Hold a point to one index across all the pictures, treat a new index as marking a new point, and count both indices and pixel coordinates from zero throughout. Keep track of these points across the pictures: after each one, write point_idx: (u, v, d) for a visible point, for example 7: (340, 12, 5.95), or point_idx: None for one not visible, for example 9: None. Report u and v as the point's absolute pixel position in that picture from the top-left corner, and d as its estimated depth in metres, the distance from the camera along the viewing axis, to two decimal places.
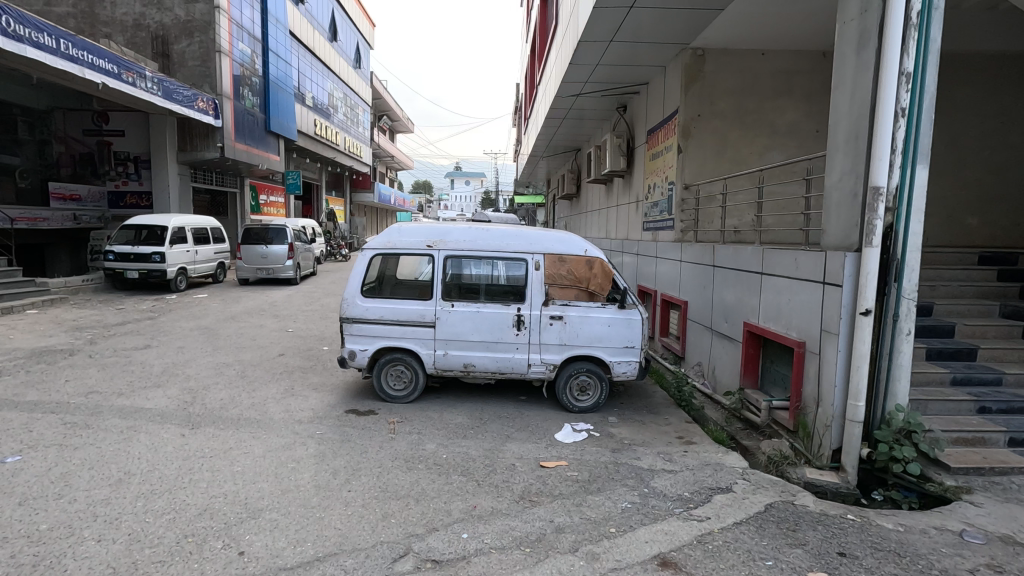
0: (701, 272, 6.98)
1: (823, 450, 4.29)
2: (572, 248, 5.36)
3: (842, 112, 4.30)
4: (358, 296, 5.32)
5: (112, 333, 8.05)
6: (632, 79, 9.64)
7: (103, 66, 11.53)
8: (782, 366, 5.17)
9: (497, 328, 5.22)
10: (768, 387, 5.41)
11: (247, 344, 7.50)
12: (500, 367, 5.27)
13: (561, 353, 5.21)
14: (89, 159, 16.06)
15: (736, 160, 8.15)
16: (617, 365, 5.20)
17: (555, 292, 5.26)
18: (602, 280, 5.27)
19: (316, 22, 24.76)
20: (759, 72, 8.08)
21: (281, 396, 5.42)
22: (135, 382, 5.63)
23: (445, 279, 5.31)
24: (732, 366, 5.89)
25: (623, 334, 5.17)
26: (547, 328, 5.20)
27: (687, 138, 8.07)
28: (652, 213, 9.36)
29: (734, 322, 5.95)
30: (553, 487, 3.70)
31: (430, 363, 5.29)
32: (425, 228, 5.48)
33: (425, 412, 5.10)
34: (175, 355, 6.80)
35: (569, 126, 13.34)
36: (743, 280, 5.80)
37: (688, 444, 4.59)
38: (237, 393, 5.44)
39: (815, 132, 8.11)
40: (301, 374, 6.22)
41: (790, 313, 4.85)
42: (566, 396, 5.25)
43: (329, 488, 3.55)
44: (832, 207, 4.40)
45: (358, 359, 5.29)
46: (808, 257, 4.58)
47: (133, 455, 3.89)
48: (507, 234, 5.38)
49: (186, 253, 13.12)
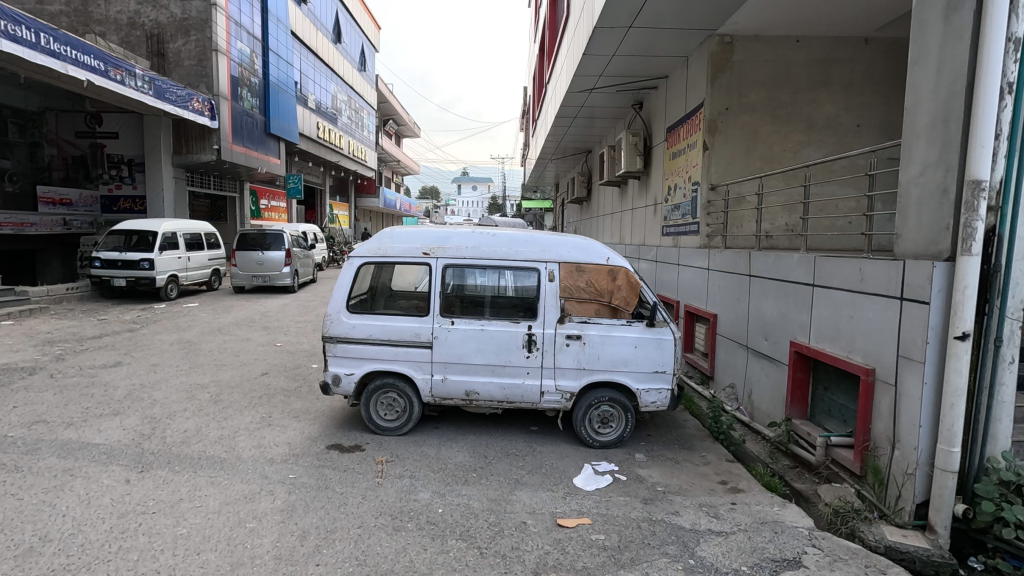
0: (733, 283, 6.20)
1: (902, 504, 3.54)
2: (592, 256, 4.60)
3: (925, 92, 3.53)
4: (343, 312, 4.60)
5: (84, 348, 7.37)
6: (649, 71, 8.88)
7: (88, 63, 10.91)
8: (839, 396, 4.38)
9: (505, 351, 4.48)
10: (820, 419, 4.63)
11: (229, 362, 6.77)
12: (508, 395, 4.52)
13: (579, 379, 4.47)
14: (82, 162, 15.57)
15: (769, 158, 7.40)
16: (645, 393, 4.45)
17: (572, 307, 4.52)
18: (627, 293, 4.51)
19: (320, 23, 24.33)
20: (794, 61, 7.32)
21: (256, 426, 4.70)
22: (91, 410, 4.92)
23: (444, 291, 4.57)
24: (776, 392, 5.13)
25: (652, 356, 4.42)
26: (563, 349, 4.45)
27: (713, 134, 7.33)
28: (673, 217, 8.60)
29: (778, 341, 5.17)
30: (574, 558, 2.94)
31: (427, 390, 4.56)
32: (423, 232, 4.74)
33: (420, 449, 4.35)
34: (146, 374, 6.08)
35: (580, 125, 12.57)
36: (789, 292, 5.02)
37: (733, 492, 3.81)
38: (205, 423, 4.71)
39: (856, 127, 7.32)
40: (283, 398, 5.48)
41: (854, 333, 4.08)
42: (585, 428, 4.49)
43: (292, 561, 2.81)
44: (910, 206, 3.63)
45: (344, 385, 4.58)
46: (878, 267, 3.83)
47: (58, 513, 3.17)
48: (517, 238, 4.63)
49: (177, 260, 12.48)
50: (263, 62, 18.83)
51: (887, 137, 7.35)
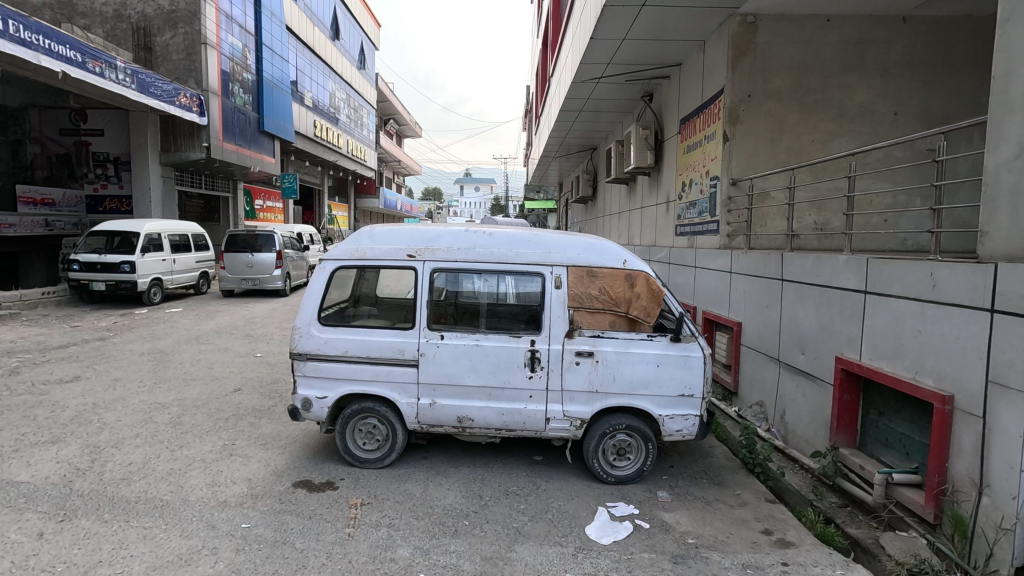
0: (761, 288, 5.51)
1: (994, 566, 2.86)
2: (607, 258, 3.90)
3: (1022, 55, 2.86)
4: (314, 324, 3.94)
5: (44, 360, 6.72)
6: (659, 58, 8.22)
7: (63, 53, 10.30)
8: (900, 424, 3.70)
9: (503, 370, 3.81)
10: (874, 449, 3.96)
11: (199, 377, 6.09)
12: (508, 422, 3.85)
13: (591, 404, 3.79)
14: (66, 161, 15.01)
15: (795, 151, 6.70)
16: (668, 421, 3.78)
17: (583, 318, 3.84)
18: (647, 303, 3.84)
19: (316, 19, 23.74)
20: (824, 42, 6.62)
21: (214, 457, 4.03)
22: (27, 437, 4.26)
23: (433, 299, 3.90)
24: (817, 415, 4.45)
25: (676, 377, 3.75)
26: (572, 368, 3.78)
27: (735, 124, 6.65)
28: (688, 215, 7.92)
29: (819, 356, 4.48)
30: None
31: (412, 416, 3.90)
32: (408, 230, 4.06)
33: (402, 487, 3.67)
34: (103, 391, 5.43)
35: (585, 119, 11.92)
36: (832, 300, 4.33)
37: (781, 547, 3.12)
38: (155, 454, 4.04)
39: (892, 115, 6.67)
40: (252, 421, 4.81)
41: (922, 350, 3.39)
42: (599, 461, 3.82)
43: None
44: (1001, 197, 2.97)
45: (316, 410, 3.92)
46: (957, 272, 3.14)
47: None
48: (517, 238, 3.95)
49: (161, 262, 11.86)
50: (257, 57, 18.26)
51: (927, 125, 6.66)
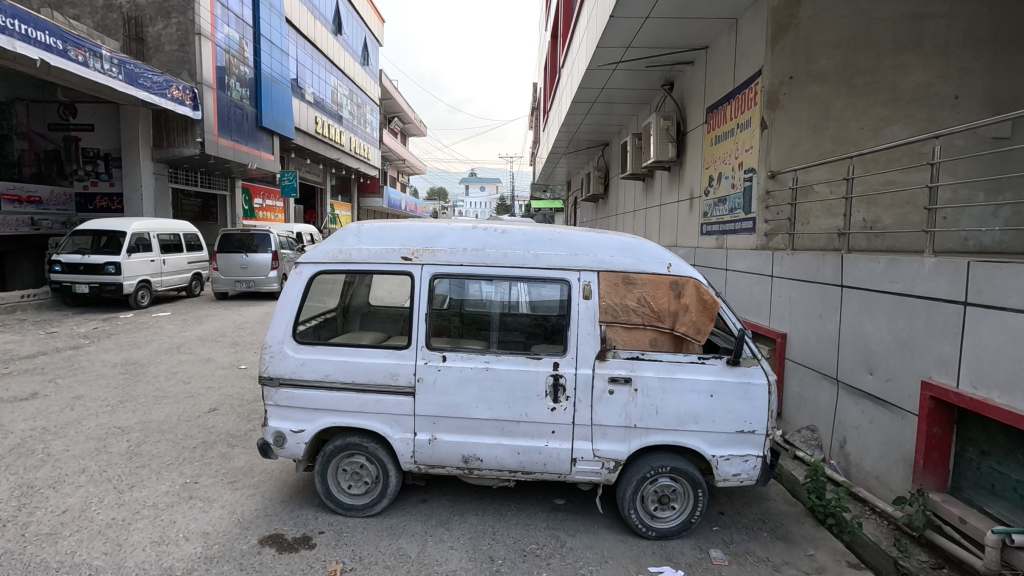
0: (814, 294, 4.75)
1: None
2: (647, 262, 3.18)
3: None
4: (288, 343, 3.23)
5: (5, 372, 6.06)
6: (682, 40, 7.50)
7: (44, 40, 9.68)
8: (1015, 470, 2.96)
9: (519, 400, 3.09)
10: (974, 496, 3.23)
11: (171, 394, 5.40)
12: (524, 463, 3.13)
13: (627, 441, 3.07)
14: (55, 157, 14.49)
15: (843, 140, 5.91)
16: (723, 463, 3.05)
17: (617, 336, 3.13)
18: (696, 317, 3.12)
19: (318, 13, 23.13)
20: (876, 17, 5.84)
21: (170, 502, 3.33)
22: None
23: (432, 311, 3.19)
24: (893, 450, 3.71)
25: (733, 409, 3.03)
26: (604, 398, 3.06)
27: (774, 109, 5.88)
28: (716, 213, 7.17)
29: (895, 378, 3.74)
30: None
31: (407, 455, 3.19)
32: (403, 227, 3.35)
33: (395, 546, 2.95)
34: (57, 413, 4.75)
35: (598, 113, 11.22)
36: (914, 312, 3.59)
37: None
38: (97, 497, 3.35)
39: (952, 99, 5.90)
40: (225, 451, 4.12)
41: None
42: (636, 511, 3.10)
43: None
44: None
45: (291, 447, 3.22)
46: None
47: None
48: (537, 237, 3.23)
49: (150, 263, 11.24)
50: (255, 51, 17.67)
51: (993, 110, 5.88)
